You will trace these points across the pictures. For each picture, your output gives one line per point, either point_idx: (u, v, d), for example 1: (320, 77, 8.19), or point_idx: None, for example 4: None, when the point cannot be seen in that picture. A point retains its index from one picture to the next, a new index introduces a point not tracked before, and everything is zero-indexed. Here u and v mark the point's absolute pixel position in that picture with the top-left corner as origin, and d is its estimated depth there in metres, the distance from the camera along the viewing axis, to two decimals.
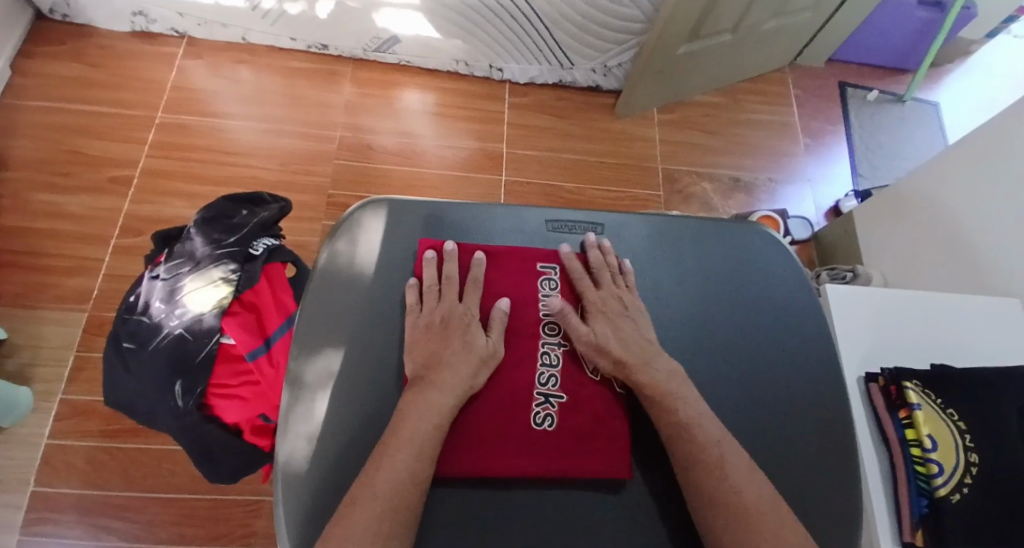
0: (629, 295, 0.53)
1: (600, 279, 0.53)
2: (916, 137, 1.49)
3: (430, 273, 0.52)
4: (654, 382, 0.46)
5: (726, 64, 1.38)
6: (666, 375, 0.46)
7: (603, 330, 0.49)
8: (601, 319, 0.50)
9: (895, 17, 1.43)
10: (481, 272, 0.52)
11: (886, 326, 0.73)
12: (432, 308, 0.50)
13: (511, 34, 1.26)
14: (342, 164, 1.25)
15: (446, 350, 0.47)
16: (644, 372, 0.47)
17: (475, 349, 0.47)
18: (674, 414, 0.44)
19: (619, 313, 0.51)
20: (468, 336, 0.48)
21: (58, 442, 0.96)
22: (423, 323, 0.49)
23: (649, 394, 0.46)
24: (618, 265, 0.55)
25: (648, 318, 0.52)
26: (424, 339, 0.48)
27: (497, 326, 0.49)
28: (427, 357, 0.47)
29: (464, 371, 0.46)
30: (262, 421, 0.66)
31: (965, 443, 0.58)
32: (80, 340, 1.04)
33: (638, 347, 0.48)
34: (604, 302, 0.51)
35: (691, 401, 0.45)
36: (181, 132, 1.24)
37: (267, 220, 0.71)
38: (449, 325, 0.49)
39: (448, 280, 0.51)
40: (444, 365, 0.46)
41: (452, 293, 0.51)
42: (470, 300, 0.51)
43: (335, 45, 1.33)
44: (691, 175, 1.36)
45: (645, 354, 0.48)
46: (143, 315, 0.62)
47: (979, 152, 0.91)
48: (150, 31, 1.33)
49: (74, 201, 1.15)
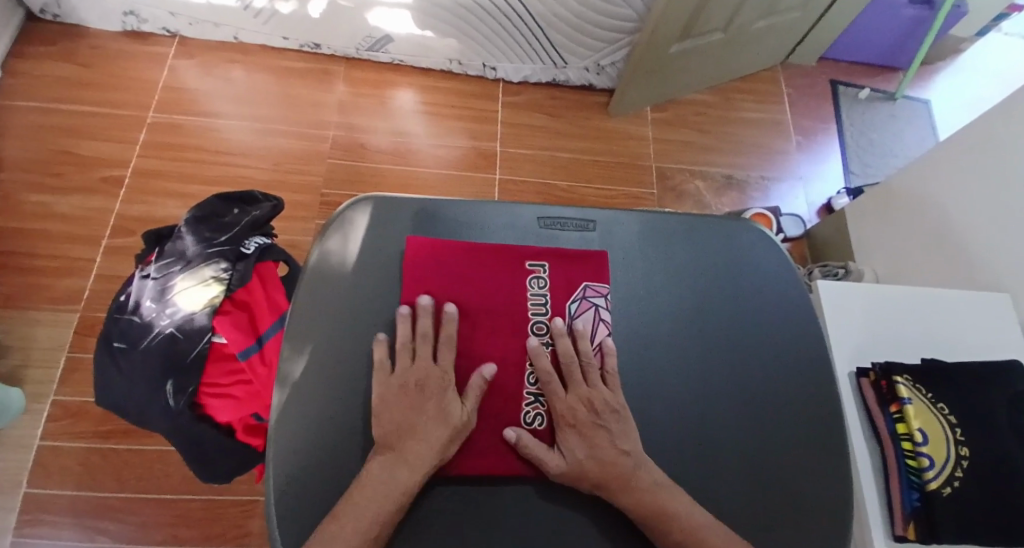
0: (603, 395, 0.48)
1: (570, 379, 0.49)
2: (907, 136, 1.50)
3: (401, 327, 0.48)
4: (642, 506, 0.42)
5: (718, 63, 1.39)
6: (653, 489, 0.43)
7: (577, 452, 0.45)
8: (572, 437, 0.46)
9: (885, 16, 1.44)
10: (455, 329, 0.49)
11: (878, 320, 0.74)
12: (405, 369, 0.47)
13: (503, 33, 1.27)
14: (335, 163, 1.25)
15: (419, 421, 0.44)
16: (629, 492, 0.43)
17: (450, 420, 0.45)
18: (672, 533, 0.42)
19: (592, 425, 0.46)
20: (444, 405, 0.46)
21: (51, 444, 0.95)
22: (395, 386, 0.46)
23: (640, 515, 0.42)
24: (589, 355, 0.50)
25: (626, 417, 0.47)
26: (398, 403, 0.45)
27: (472, 394, 0.47)
28: (401, 425, 0.44)
29: (440, 444, 0.44)
30: (255, 420, 0.66)
31: (955, 436, 0.59)
32: (72, 341, 1.03)
33: (618, 465, 0.44)
34: (573, 413, 0.47)
35: (687, 511, 0.43)
36: (173, 131, 1.23)
37: (258, 219, 0.71)
38: (426, 388, 0.46)
39: (421, 338, 0.48)
40: (414, 433, 0.44)
41: (425, 355, 0.48)
42: (445, 360, 0.48)
43: (328, 44, 1.33)
44: (685, 174, 1.36)
45: (628, 468, 0.44)
46: (134, 315, 0.62)
47: (969, 149, 0.92)
48: (141, 31, 1.32)
49: (65, 202, 1.14)
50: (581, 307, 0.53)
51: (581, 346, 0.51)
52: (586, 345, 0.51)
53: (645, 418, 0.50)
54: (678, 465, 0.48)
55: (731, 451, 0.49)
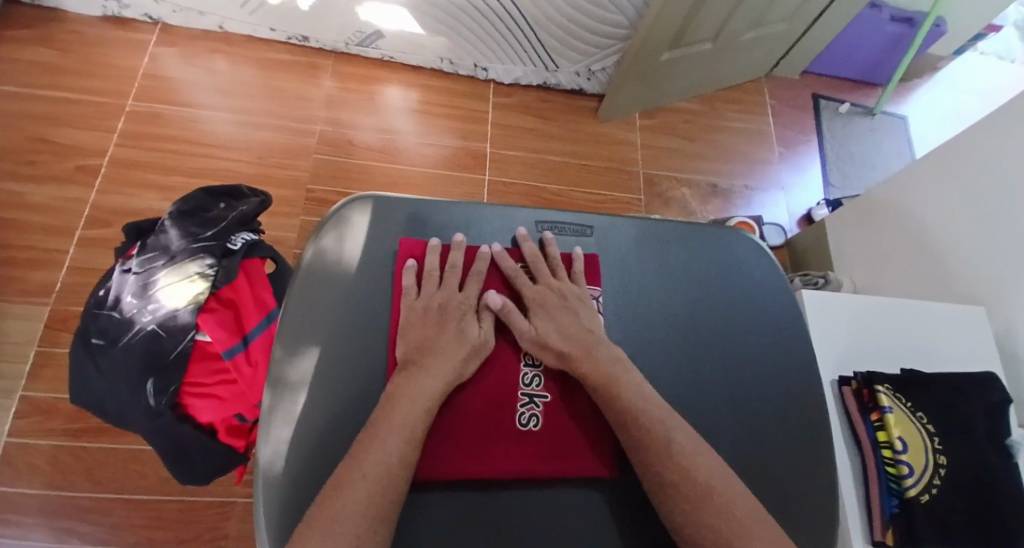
0: (568, 286, 0.54)
1: (538, 273, 0.54)
2: (884, 150, 1.55)
3: (434, 259, 0.52)
4: (598, 372, 0.47)
5: (706, 73, 1.41)
6: (609, 362, 0.48)
7: (545, 325, 0.50)
8: (541, 314, 0.51)
9: (867, 32, 1.49)
10: (484, 266, 0.53)
11: (859, 330, 0.76)
12: (431, 294, 0.51)
13: (496, 34, 1.26)
14: (322, 158, 1.23)
15: (439, 337, 0.48)
16: (586, 358, 0.48)
17: (468, 338, 0.48)
18: (621, 396, 0.46)
19: (558, 305, 0.52)
20: (462, 325, 0.49)
21: (19, 442, 0.91)
22: (419, 307, 0.49)
23: (593, 380, 0.47)
24: (556, 257, 0.56)
25: (589, 306, 0.53)
26: (419, 323, 0.49)
27: (490, 317, 0.50)
28: (422, 342, 0.47)
29: (457, 357, 0.47)
30: (238, 421, 0.65)
31: (933, 444, 0.61)
32: (42, 335, 0.99)
33: (584, 338, 0.50)
34: (543, 297, 0.52)
35: (638, 383, 0.47)
36: (153, 121, 1.19)
37: (246, 215, 0.69)
38: (446, 310, 0.50)
39: (450, 269, 0.52)
40: (436, 350, 0.47)
41: (453, 282, 0.52)
42: (470, 288, 0.52)
43: (317, 37, 1.30)
44: (671, 180, 1.38)
45: (587, 344, 0.49)
46: (114, 311, 0.59)
47: (946, 164, 0.95)
48: (122, 17, 1.27)
49: (38, 191, 1.09)
50: None
51: (550, 252, 0.56)
52: (554, 250, 0.56)
53: None
54: None
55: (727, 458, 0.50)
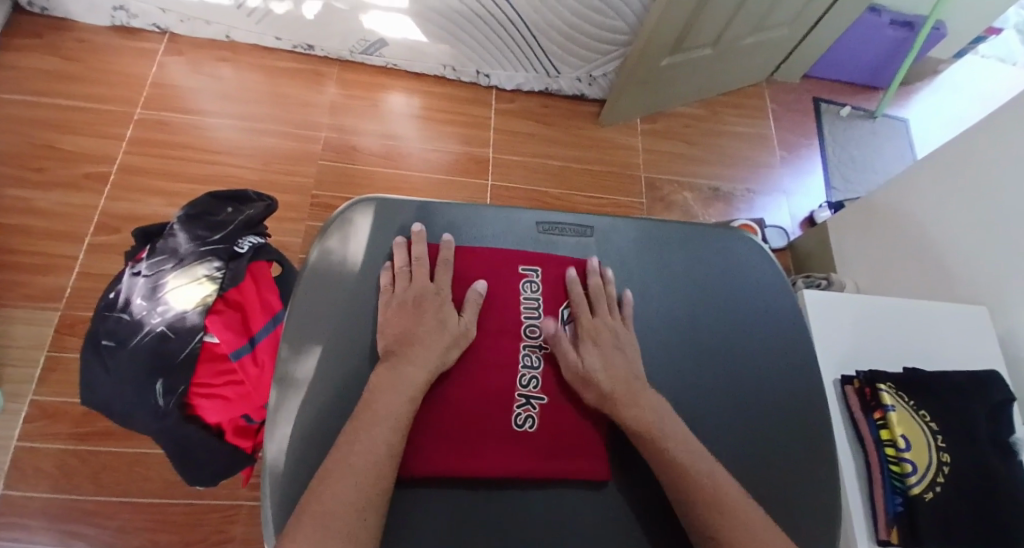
0: (623, 328, 0.52)
1: (597, 307, 0.53)
2: (886, 153, 1.55)
3: (400, 255, 0.53)
4: (642, 422, 0.46)
5: (706, 78, 1.42)
6: (653, 412, 0.46)
7: (593, 359, 0.49)
8: (590, 347, 0.50)
9: (867, 36, 1.50)
10: (449, 253, 0.54)
11: (862, 331, 0.76)
12: (403, 289, 0.50)
13: (498, 41, 1.28)
14: (326, 165, 1.25)
15: (419, 329, 0.48)
16: (632, 406, 0.47)
17: (447, 329, 0.49)
18: (667, 450, 0.44)
19: (612, 344, 0.51)
20: (442, 316, 0.49)
21: (26, 446, 0.92)
22: (396, 304, 0.50)
23: (638, 429, 0.45)
24: (614, 296, 0.55)
25: (637, 351, 0.52)
26: (397, 317, 0.49)
27: (471, 305, 0.51)
28: (403, 336, 0.48)
29: (438, 348, 0.47)
30: (245, 422, 0.66)
31: (937, 443, 0.61)
32: (51, 340, 1.00)
33: (628, 383, 0.48)
34: (597, 330, 0.51)
35: (681, 435, 0.46)
36: (160, 128, 1.21)
37: (253, 218, 0.70)
38: (422, 303, 0.50)
39: (417, 261, 0.52)
40: (417, 341, 0.47)
41: (421, 276, 0.51)
42: (440, 276, 0.52)
43: (322, 45, 1.32)
44: (673, 184, 1.39)
45: (633, 388, 0.48)
46: (124, 312, 0.60)
47: (947, 166, 0.96)
48: (130, 26, 1.30)
49: (46, 197, 1.11)
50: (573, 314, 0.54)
51: (610, 290, 0.55)
52: (616, 288, 0.55)
53: None
54: None
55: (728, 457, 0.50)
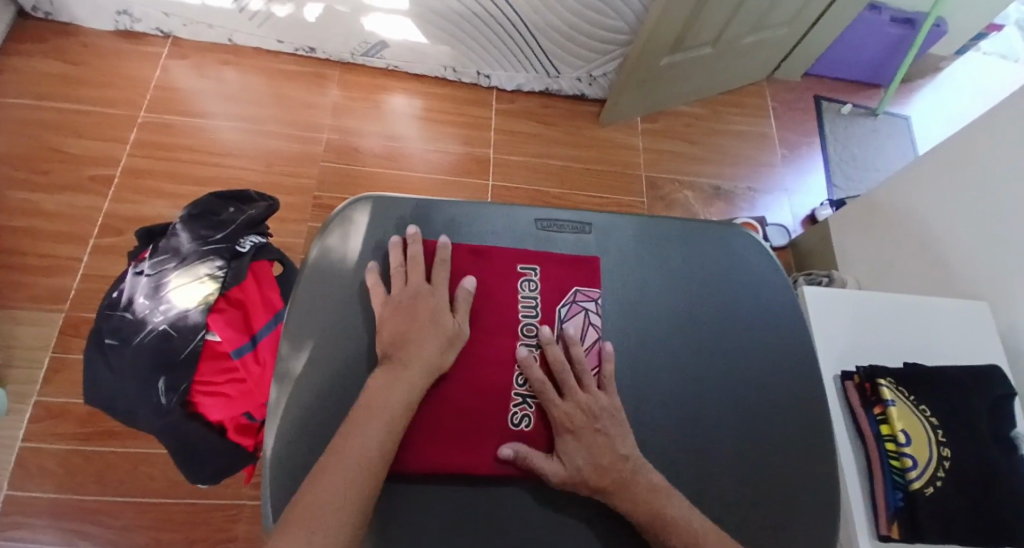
0: (598, 401, 0.48)
1: (564, 387, 0.49)
2: (888, 150, 1.55)
3: (395, 256, 0.53)
4: (639, 510, 0.43)
5: (706, 76, 1.42)
6: (650, 494, 0.43)
7: (576, 456, 0.45)
8: (572, 444, 0.45)
9: (867, 34, 1.49)
10: (447, 254, 0.53)
11: (862, 327, 0.76)
12: (398, 288, 0.50)
13: (498, 41, 1.29)
14: (328, 166, 1.25)
15: (411, 328, 0.48)
16: (627, 492, 0.43)
17: (443, 328, 0.49)
18: (669, 537, 0.42)
19: (592, 429, 0.46)
20: (438, 318, 0.49)
21: (32, 446, 0.93)
22: (392, 303, 0.49)
23: (638, 519, 0.43)
24: (582, 360, 0.50)
25: (624, 423, 0.47)
26: (392, 317, 0.48)
27: (464, 306, 0.51)
28: (395, 336, 0.47)
29: (429, 347, 0.47)
30: (246, 419, 0.66)
31: (937, 437, 0.61)
32: (56, 341, 1.01)
33: (617, 469, 0.44)
34: (571, 419, 0.47)
35: (682, 515, 0.43)
36: (163, 131, 1.22)
37: (254, 219, 0.71)
38: (418, 304, 0.49)
39: (413, 261, 0.52)
40: (413, 342, 0.47)
41: (416, 277, 0.51)
42: (435, 276, 0.52)
43: (323, 48, 1.33)
44: (674, 183, 1.39)
45: (627, 470, 0.44)
46: (127, 311, 0.61)
47: (948, 163, 0.96)
48: (134, 31, 1.31)
49: (52, 200, 1.12)
50: (571, 311, 0.54)
51: (573, 352, 0.51)
52: (579, 350, 0.51)
53: (642, 419, 0.51)
54: (678, 460, 0.49)
55: (725, 451, 0.50)
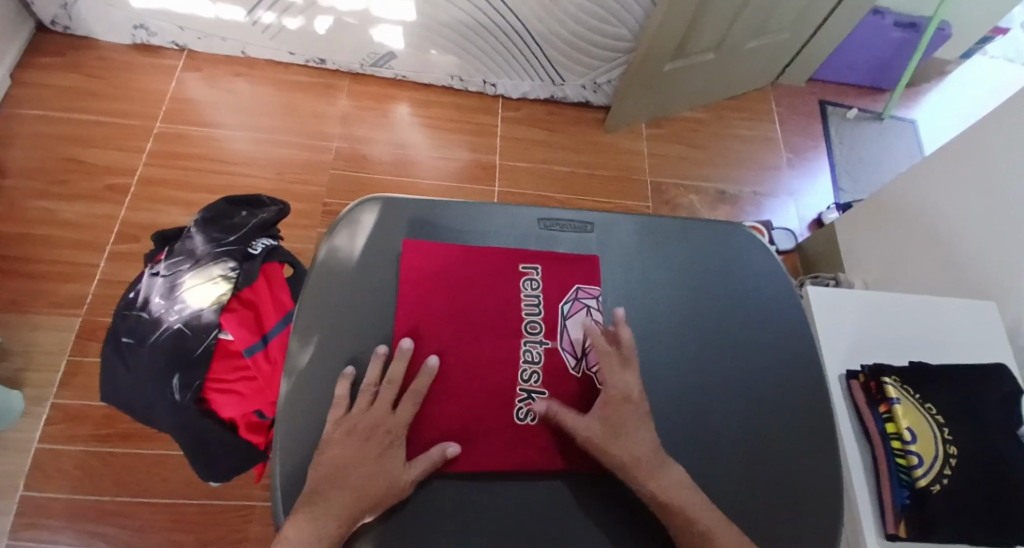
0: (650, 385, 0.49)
1: (629, 361, 0.50)
2: (895, 153, 1.54)
3: (373, 370, 0.48)
4: (667, 502, 0.43)
5: (710, 82, 1.44)
6: (678, 486, 0.44)
7: (616, 428, 0.46)
8: (615, 409, 0.47)
9: (872, 38, 1.50)
10: (426, 384, 0.48)
11: (868, 326, 0.76)
12: (361, 413, 0.46)
13: (503, 50, 1.31)
14: (338, 173, 1.28)
15: (357, 467, 0.43)
16: (655, 475, 0.44)
17: (386, 474, 0.43)
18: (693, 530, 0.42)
19: (637, 414, 0.47)
20: (387, 457, 0.44)
21: (49, 448, 0.95)
22: (346, 428, 0.45)
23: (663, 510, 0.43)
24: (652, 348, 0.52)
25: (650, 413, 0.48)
26: (342, 444, 0.44)
27: (424, 463, 0.44)
28: (336, 469, 0.43)
29: (367, 496, 0.41)
30: (256, 417, 0.67)
31: (943, 435, 0.61)
32: (73, 345, 1.04)
33: (649, 458, 0.45)
34: (626, 390, 0.48)
35: (704, 508, 0.43)
36: (179, 142, 1.26)
37: (266, 222, 0.73)
38: (372, 435, 0.45)
39: (387, 384, 0.47)
40: (346, 481, 0.42)
41: (385, 400, 0.47)
42: (404, 411, 0.47)
43: (334, 59, 1.37)
44: (679, 188, 1.40)
45: (658, 461, 0.45)
46: (143, 311, 0.63)
47: (953, 164, 0.96)
48: (149, 44, 1.35)
49: (71, 208, 1.16)
50: (573, 308, 0.55)
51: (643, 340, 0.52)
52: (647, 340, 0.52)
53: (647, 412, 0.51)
54: (675, 451, 0.50)
55: (724, 443, 0.50)
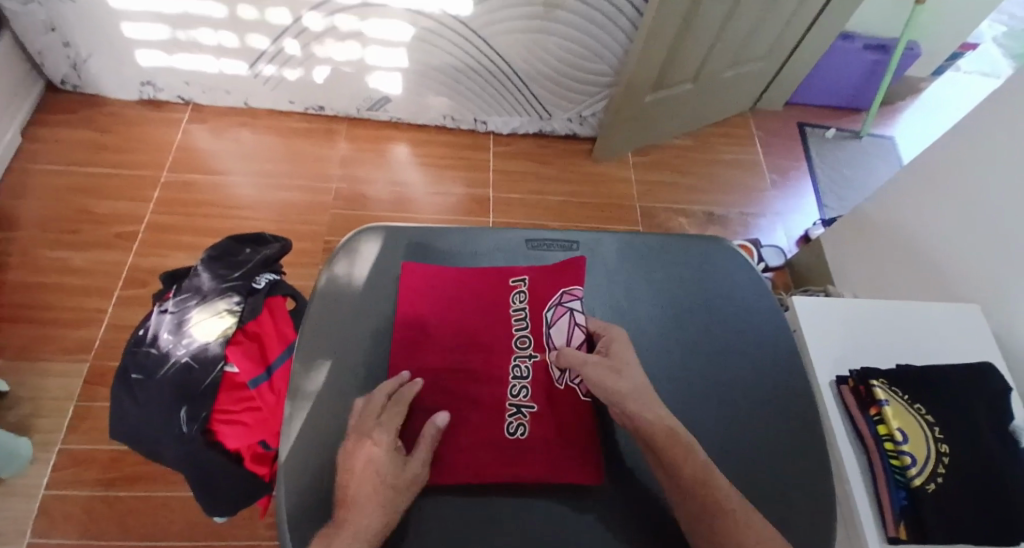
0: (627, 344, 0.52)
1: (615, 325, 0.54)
2: (876, 169, 1.60)
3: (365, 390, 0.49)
4: (691, 477, 0.43)
5: (692, 110, 1.50)
6: (700, 465, 0.43)
7: (614, 362, 0.49)
8: (613, 344, 0.51)
9: (843, 62, 1.58)
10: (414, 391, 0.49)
11: (854, 332, 0.78)
12: (354, 427, 0.46)
13: (492, 89, 1.38)
14: (337, 212, 1.32)
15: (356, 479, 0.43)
16: (672, 446, 0.44)
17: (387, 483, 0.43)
18: (719, 510, 0.41)
19: (628, 355, 0.50)
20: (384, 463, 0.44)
21: (56, 493, 0.95)
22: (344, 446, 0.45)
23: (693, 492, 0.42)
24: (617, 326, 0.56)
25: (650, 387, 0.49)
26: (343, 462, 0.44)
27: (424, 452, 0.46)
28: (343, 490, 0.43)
29: (372, 508, 0.41)
30: (262, 448, 0.68)
31: (934, 434, 0.62)
32: (81, 390, 1.05)
33: (666, 428, 0.45)
34: (615, 334, 0.52)
35: (725, 487, 0.43)
36: (184, 189, 1.31)
37: (269, 257, 0.76)
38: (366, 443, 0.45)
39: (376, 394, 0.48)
40: (352, 500, 0.42)
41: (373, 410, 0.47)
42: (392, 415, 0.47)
43: (332, 106, 1.44)
44: (669, 212, 1.44)
45: (675, 433, 0.45)
46: (152, 347, 0.65)
47: (927, 175, 1.00)
48: (157, 99, 1.43)
49: (81, 257, 1.20)
50: (556, 313, 0.55)
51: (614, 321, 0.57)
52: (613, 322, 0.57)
53: None
54: None
55: (716, 448, 0.52)
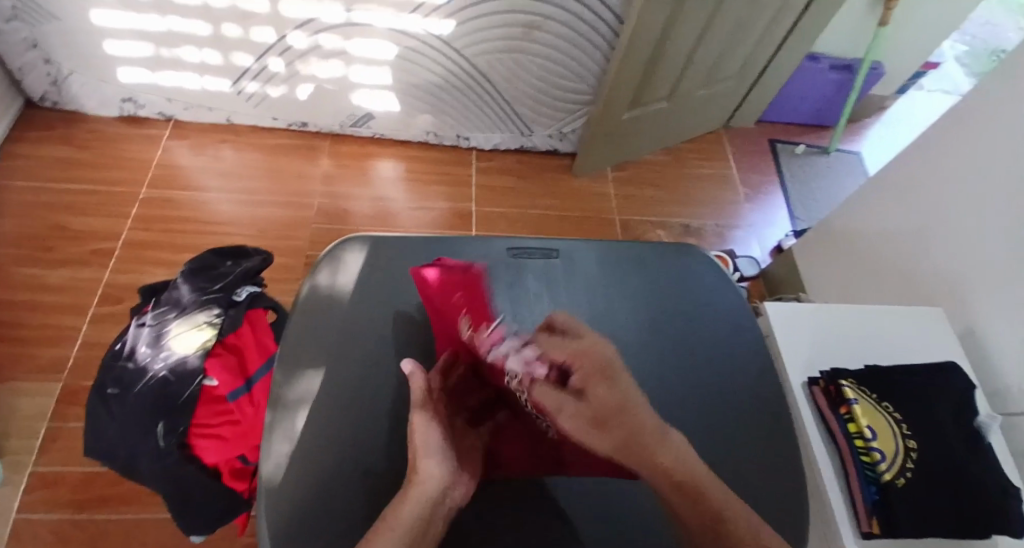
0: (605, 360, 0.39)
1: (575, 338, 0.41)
2: (845, 183, 1.65)
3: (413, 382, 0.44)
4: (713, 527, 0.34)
5: (668, 127, 1.55)
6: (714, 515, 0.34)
7: (598, 400, 0.37)
8: (589, 379, 0.38)
9: (810, 82, 1.65)
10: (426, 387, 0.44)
11: (825, 338, 0.80)
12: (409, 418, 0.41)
13: (473, 107, 1.41)
14: (319, 227, 1.33)
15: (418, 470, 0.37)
16: (684, 495, 0.35)
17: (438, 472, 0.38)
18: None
19: (610, 392, 0.37)
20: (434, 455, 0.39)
21: (25, 517, 0.92)
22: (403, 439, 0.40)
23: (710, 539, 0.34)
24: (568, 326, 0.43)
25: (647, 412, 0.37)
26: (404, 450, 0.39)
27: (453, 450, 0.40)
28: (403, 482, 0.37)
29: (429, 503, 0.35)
30: (240, 463, 0.68)
31: (902, 430, 0.64)
32: (53, 410, 1.03)
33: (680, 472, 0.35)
34: (587, 363, 0.39)
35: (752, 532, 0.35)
36: (164, 205, 1.30)
37: (250, 270, 0.75)
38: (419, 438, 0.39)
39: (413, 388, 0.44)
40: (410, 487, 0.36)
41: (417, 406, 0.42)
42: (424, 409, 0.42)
43: (314, 122, 1.45)
44: (647, 225, 1.47)
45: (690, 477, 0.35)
46: (129, 360, 0.65)
47: (889, 188, 1.05)
48: (137, 116, 1.43)
49: (56, 274, 1.18)
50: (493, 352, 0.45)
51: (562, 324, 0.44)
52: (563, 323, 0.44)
53: None
54: None
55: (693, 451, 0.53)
